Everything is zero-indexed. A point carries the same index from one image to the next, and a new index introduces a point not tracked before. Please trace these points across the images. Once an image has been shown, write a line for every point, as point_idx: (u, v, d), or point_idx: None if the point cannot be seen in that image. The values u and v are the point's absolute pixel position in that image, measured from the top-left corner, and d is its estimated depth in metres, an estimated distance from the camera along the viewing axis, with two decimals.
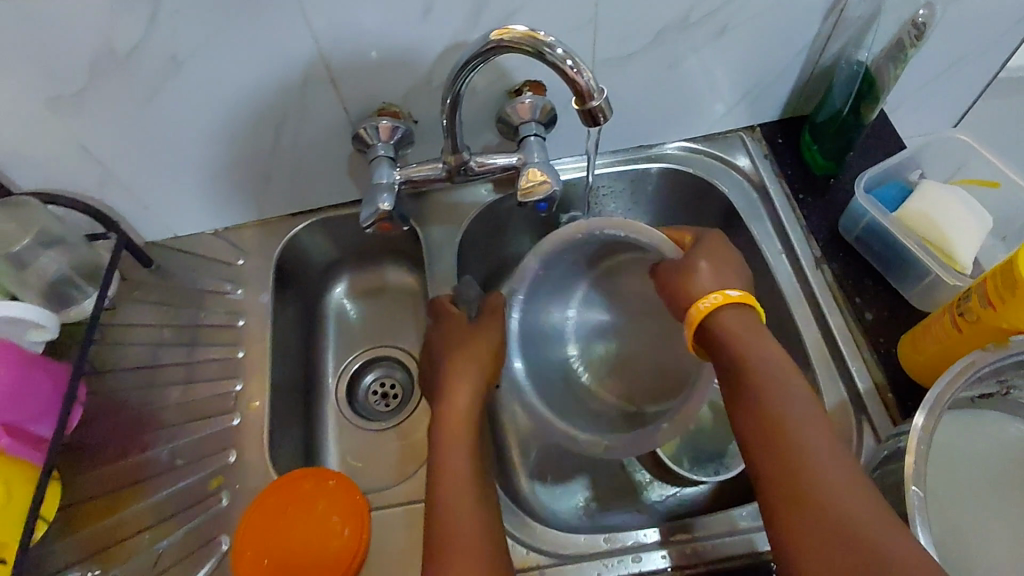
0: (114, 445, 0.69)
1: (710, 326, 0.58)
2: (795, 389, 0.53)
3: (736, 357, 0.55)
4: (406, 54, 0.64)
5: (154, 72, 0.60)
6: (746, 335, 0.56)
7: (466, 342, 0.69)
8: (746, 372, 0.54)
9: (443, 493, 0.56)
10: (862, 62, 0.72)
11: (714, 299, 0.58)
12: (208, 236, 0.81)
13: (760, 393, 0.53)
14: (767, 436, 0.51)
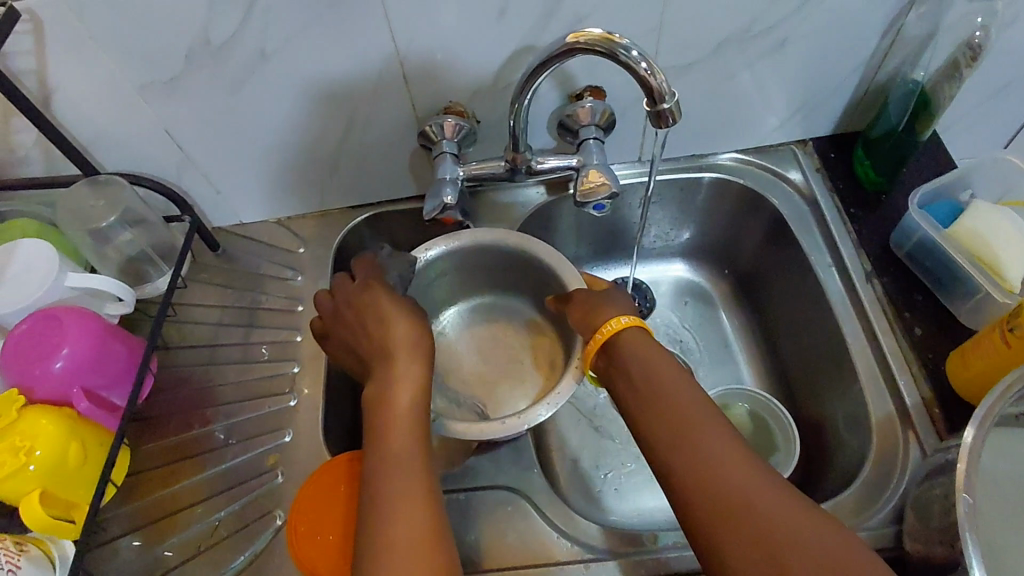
0: (177, 418, 0.72)
1: (620, 340, 0.59)
2: (690, 392, 0.54)
3: (639, 366, 0.57)
4: (475, 56, 0.67)
5: (242, 62, 0.63)
6: (647, 349, 0.58)
7: (401, 323, 0.59)
8: (652, 379, 0.55)
9: (382, 465, 0.52)
10: (918, 81, 0.72)
11: (629, 319, 0.61)
12: (271, 224, 0.84)
13: (666, 397, 0.54)
14: (675, 439, 0.52)
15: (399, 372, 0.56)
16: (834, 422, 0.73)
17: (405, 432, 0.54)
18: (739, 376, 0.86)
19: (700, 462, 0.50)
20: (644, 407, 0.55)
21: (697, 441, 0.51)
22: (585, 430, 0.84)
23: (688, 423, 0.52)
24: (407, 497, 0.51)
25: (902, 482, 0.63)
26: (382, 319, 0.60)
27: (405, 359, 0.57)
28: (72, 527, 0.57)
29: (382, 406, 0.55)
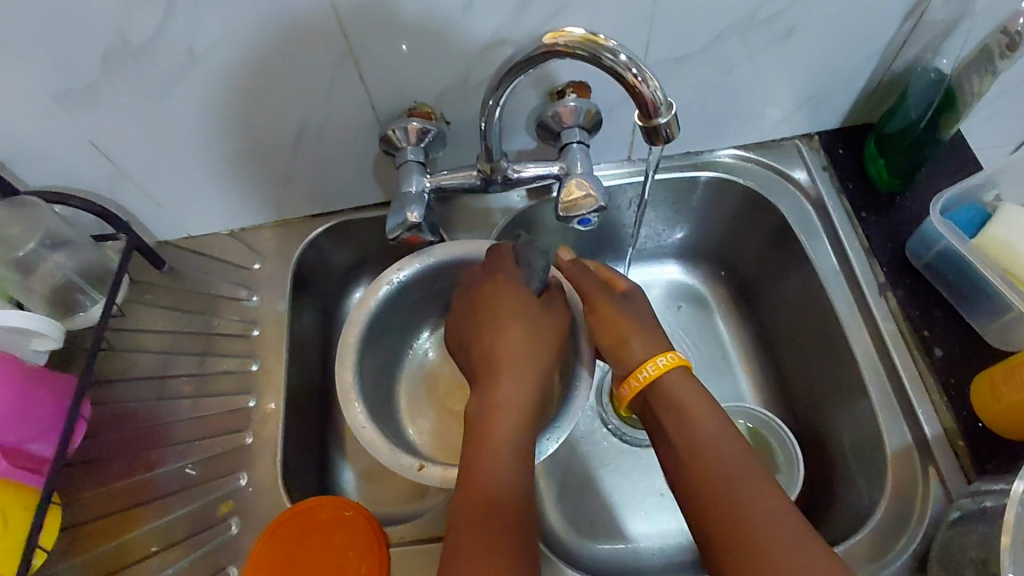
0: (119, 461, 0.65)
1: (657, 384, 0.53)
2: (723, 444, 0.50)
3: (672, 415, 0.52)
4: (443, 50, 0.58)
5: (172, 65, 0.55)
6: (678, 388, 0.53)
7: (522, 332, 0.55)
8: (685, 428, 0.51)
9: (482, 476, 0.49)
10: (943, 71, 0.65)
11: (669, 359, 0.54)
12: (223, 237, 0.76)
13: (696, 450, 0.50)
14: (706, 499, 0.49)
15: (512, 368, 0.53)
16: (843, 449, 0.67)
17: (516, 422, 0.51)
18: (738, 392, 0.78)
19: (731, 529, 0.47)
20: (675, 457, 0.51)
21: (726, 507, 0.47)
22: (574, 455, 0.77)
23: (717, 483, 0.49)
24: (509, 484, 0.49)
25: (922, 524, 0.57)
26: (503, 307, 0.56)
27: (525, 352, 0.54)
28: None
29: (487, 403, 0.52)
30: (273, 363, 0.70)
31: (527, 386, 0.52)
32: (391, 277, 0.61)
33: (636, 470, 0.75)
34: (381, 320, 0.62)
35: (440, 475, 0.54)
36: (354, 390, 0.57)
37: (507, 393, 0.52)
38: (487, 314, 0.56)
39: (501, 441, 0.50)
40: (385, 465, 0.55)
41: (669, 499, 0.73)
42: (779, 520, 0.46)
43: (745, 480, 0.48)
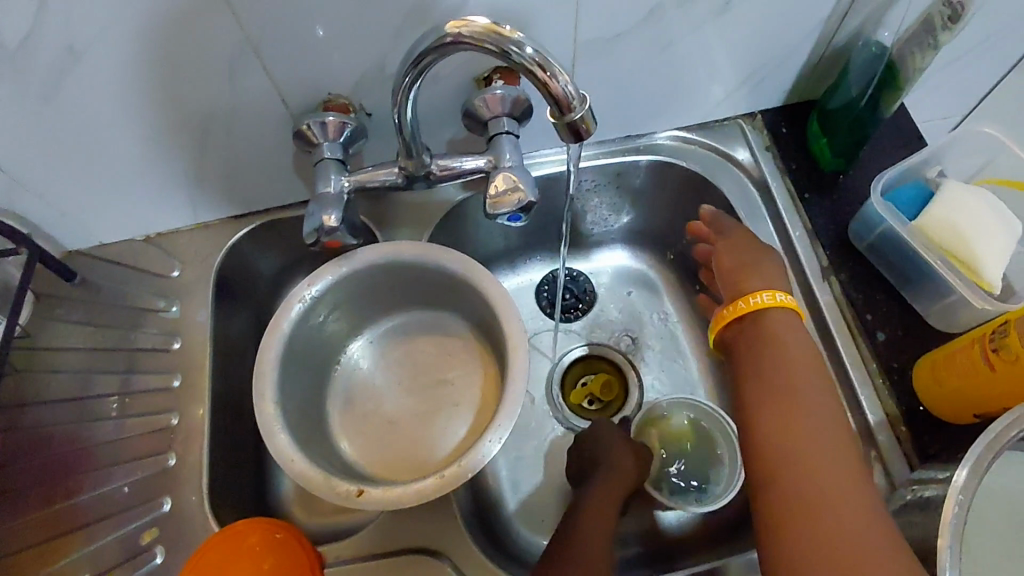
0: (37, 490, 0.61)
1: (765, 320, 0.56)
2: (829, 426, 0.50)
3: (777, 354, 0.54)
4: (356, 38, 0.54)
5: (54, 63, 0.49)
6: (796, 343, 0.55)
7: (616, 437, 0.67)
8: (784, 373, 0.53)
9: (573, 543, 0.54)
10: (884, 44, 0.63)
11: (785, 297, 0.57)
12: (138, 243, 0.71)
13: (795, 409, 0.51)
14: (787, 458, 0.49)
15: (600, 479, 0.61)
16: None
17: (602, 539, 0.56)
18: (688, 379, 0.77)
19: (797, 481, 0.47)
20: (763, 399, 0.53)
21: (810, 480, 0.47)
22: (520, 456, 0.73)
23: (819, 455, 0.48)
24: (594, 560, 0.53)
25: None
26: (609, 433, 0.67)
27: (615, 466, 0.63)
28: None
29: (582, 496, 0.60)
30: (198, 375, 0.66)
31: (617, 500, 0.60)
32: (301, 296, 0.56)
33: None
34: (302, 337, 0.58)
35: (381, 495, 0.50)
36: (276, 423, 0.52)
37: (592, 501, 0.59)
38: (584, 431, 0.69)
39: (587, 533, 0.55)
40: (319, 495, 0.50)
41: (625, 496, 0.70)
42: (859, 479, 0.47)
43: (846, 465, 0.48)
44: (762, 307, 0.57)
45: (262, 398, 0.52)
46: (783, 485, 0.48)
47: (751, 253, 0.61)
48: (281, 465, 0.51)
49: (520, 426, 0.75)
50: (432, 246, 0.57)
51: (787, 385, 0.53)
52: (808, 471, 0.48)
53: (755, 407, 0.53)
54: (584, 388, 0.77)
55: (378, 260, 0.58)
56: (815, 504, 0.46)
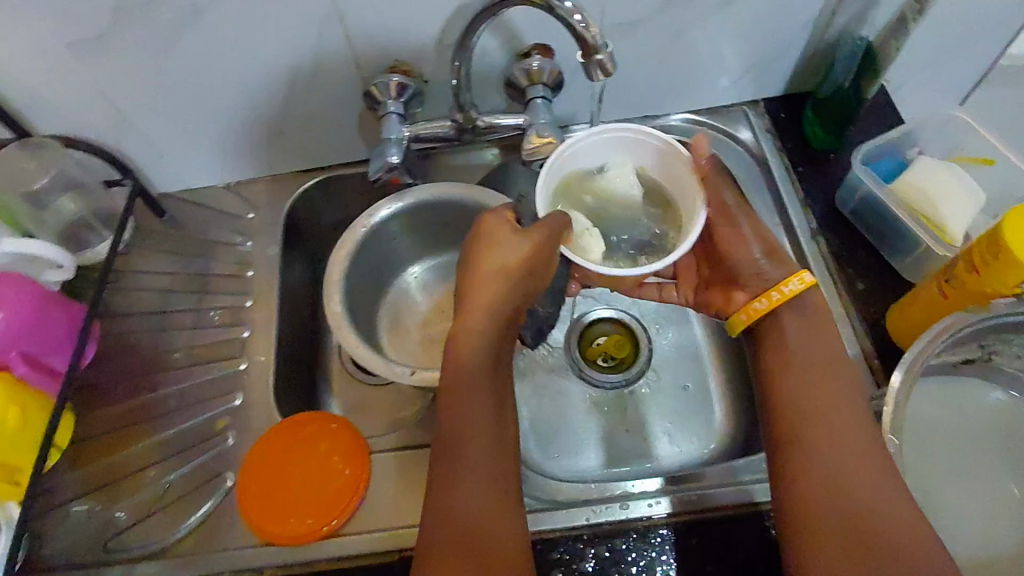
0: (124, 384, 0.72)
1: (789, 304, 0.59)
2: (853, 403, 0.55)
3: (805, 339, 0.58)
4: (420, 12, 0.65)
5: (178, 18, 0.61)
6: (826, 328, 0.59)
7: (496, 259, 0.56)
8: (813, 355, 0.57)
9: (442, 470, 0.52)
10: (865, 38, 0.74)
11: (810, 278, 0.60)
12: (219, 188, 0.83)
13: (821, 383, 0.56)
14: (815, 433, 0.54)
15: (465, 356, 0.55)
16: None
17: (490, 382, 0.55)
18: (693, 338, 0.85)
19: (820, 461, 0.52)
20: (784, 377, 0.57)
21: (834, 456, 0.52)
22: (538, 392, 0.83)
23: (843, 432, 0.53)
24: (494, 517, 0.51)
25: None
26: (489, 263, 0.56)
27: (507, 287, 0.56)
28: (14, 490, 0.57)
29: (446, 396, 0.54)
30: (265, 299, 0.77)
31: (499, 321, 0.56)
32: (363, 223, 0.68)
33: (586, 415, 0.81)
34: (364, 256, 0.70)
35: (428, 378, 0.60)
36: (342, 316, 0.63)
37: (465, 358, 0.54)
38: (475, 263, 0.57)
39: (474, 422, 0.53)
40: (378, 373, 0.61)
41: (632, 436, 0.80)
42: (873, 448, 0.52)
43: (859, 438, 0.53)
44: (794, 295, 0.59)
45: (331, 300, 0.63)
46: (805, 453, 0.53)
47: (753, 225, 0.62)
48: (345, 351, 0.62)
49: (539, 367, 0.84)
50: (479, 187, 0.68)
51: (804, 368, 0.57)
52: (826, 440, 0.53)
53: (781, 378, 0.57)
54: (598, 346, 0.86)
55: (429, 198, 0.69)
56: (831, 475, 0.52)
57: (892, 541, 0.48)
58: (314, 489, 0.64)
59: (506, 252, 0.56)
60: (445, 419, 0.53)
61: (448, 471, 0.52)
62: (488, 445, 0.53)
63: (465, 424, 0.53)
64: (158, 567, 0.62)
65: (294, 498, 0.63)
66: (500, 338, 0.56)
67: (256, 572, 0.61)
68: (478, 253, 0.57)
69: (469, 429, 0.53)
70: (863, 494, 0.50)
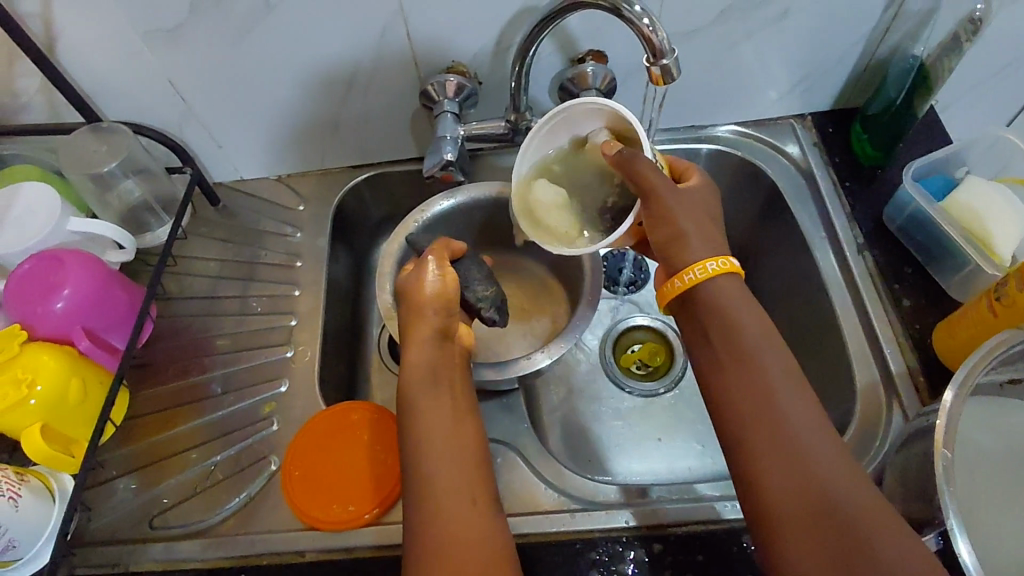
0: (174, 365, 0.74)
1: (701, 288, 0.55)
2: (791, 387, 0.51)
3: (727, 325, 0.53)
4: (480, 15, 0.66)
5: (248, 13, 0.63)
6: (742, 308, 0.54)
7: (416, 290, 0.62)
8: (739, 344, 0.53)
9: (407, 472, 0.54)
10: (916, 56, 0.73)
11: (720, 265, 0.55)
12: (271, 180, 0.85)
13: (749, 374, 0.52)
14: (761, 431, 0.50)
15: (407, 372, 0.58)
16: (820, 390, 0.74)
17: (437, 394, 0.57)
18: None
19: (777, 458, 0.49)
20: (722, 366, 0.53)
21: (788, 449, 0.49)
22: (574, 395, 0.83)
23: (790, 421, 0.50)
24: (443, 512, 0.50)
25: (883, 447, 0.64)
26: (417, 299, 0.61)
27: (433, 315, 0.61)
28: (71, 461, 0.58)
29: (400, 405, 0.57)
30: (312, 290, 0.79)
31: (434, 340, 0.60)
32: (415, 219, 0.72)
33: (621, 421, 0.81)
34: None
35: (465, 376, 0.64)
36: (394, 311, 0.66)
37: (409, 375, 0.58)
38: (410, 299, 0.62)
39: (435, 431, 0.55)
40: None
41: (665, 443, 0.79)
42: (822, 435, 0.49)
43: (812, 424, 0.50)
44: (697, 283, 0.55)
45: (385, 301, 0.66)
46: (757, 454, 0.49)
47: (677, 206, 0.56)
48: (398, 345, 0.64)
49: (576, 369, 0.85)
50: None
51: (745, 352, 0.53)
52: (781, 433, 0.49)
53: (715, 368, 0.54)
54: (633, 353, 0.86)
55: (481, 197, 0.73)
56: (790, 472, 0.48)
57: (864, 526, 0.45)
58: (357, 477, 0.65)
59: (418, 286, 0.62)
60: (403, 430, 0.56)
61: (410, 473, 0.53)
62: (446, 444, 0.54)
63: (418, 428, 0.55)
64: (199, 546, 0.62)
65: (337, 484, 0.64)
66: (442, 357, 0.60)
67: (295, 556, 0.61)
68: (409, 291, 0.62)
69: (420, 431, 0.55)
70: (823, 481, 0.47)
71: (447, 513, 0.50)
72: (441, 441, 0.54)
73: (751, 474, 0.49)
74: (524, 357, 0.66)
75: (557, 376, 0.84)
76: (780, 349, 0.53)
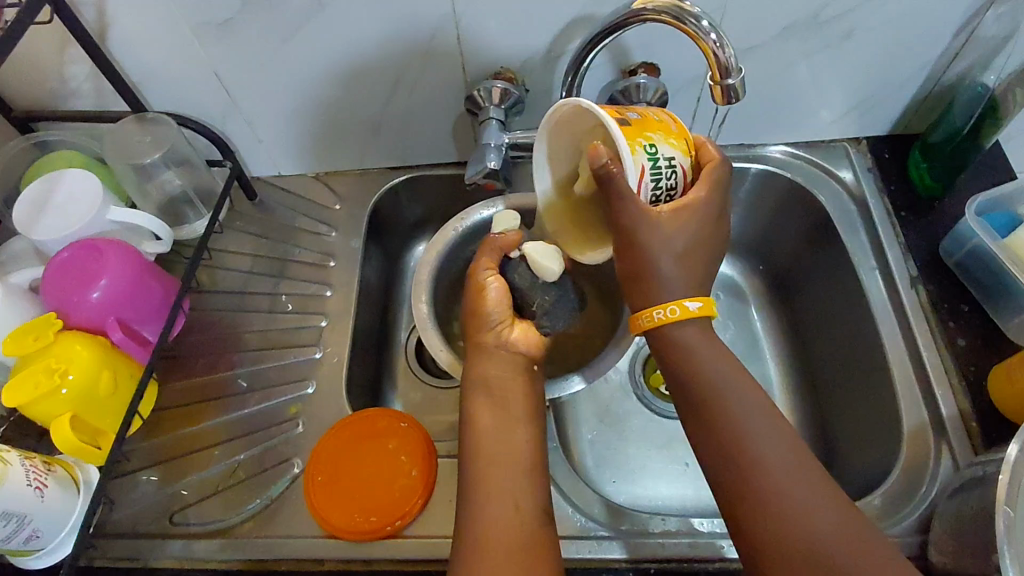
0: (203, 359, 0.73)
1: (655, 333, 0.53)
2: (766, 428, 0.50)
3: (690, 367, 0.51)
4: (534, 22, 0.65)
5: (299, 10, 0.62)
6: (707, 349, 0.51)
7: (484, 302, 0.61)
8: (701, 387, 0.51)
9: (481, 481, 0.52)
10: (988, 85, 0.70)
11: (667, 314, 0.51)
12: (309, 178, 0.84)
13: (716, 416, 0.50)
14: (727, 467, 0.49)
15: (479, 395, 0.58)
16: (861, 428, 0.71)
17: (494, 395, 0.58)
18: (767, 377, 0.82)
19: (753, 504, 0.47)
20: (691, 410, 0.52)
21: (760, 487, 0.47)
22: (602, 413, 0.81)
23: (763, 458, 0.48)
24: (511, 532, 0.49)
25: (929, 494, 0.60)
26: (483, 305, 0.61)
27: (493, 324, 0.61)
28: (98, 454, 0.58)
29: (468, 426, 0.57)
30: (344, 291, 0.78)
31: (497, 350, 0.60)
32: (454, 227, 0.70)
33: (649, 444, 0.79)
34: (453, 257, 0.72)
35: None
36: (428, 318, 0.65)
37: (480, 399, 0.58)
38: (470, 310, 0.62)
39: (490, 441, 0.55)
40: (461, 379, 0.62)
41: (694, 469, 0.77)
42: (803, 478, 0.47)
43: (791, 468, 0.48)
44: (650, 329, 0.52)
45: (421, 309, 0.65)
46: (733, 496, 0.48)
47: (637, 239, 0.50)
48: (432, 355, 0.64)
49: (605, 387, 0.82)
50: None
51: (710, 394, 0.51)
52: (753, 477, 0.48)
53: (684, 414, 0.52)
54: None
55: (521, 207, 0.72)
56: (773, 517, 0.46)
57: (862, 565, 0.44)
58: (379, 488, 0.63)
59: (485, 300, 0.61)
60: (469, 441, 0.55)
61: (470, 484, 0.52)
62: (492, 441, 0.55)
63: (498, 444, 0.55)
64: (217, 546, 0.61)
65: (358, 493, 0.63)
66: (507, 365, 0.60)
67: (316, 564, 0.60)
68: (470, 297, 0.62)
69: (494, 447, 0.55)
70: (808, 516, 0.46)
71: (526, 531, 0.49)
72: (517, 464, 0.54)
73: (728, 513, 0.49)
74: (559, 378, 0.64)
75: (586, 394, 0.82)
76: (754, 387, 0.52)
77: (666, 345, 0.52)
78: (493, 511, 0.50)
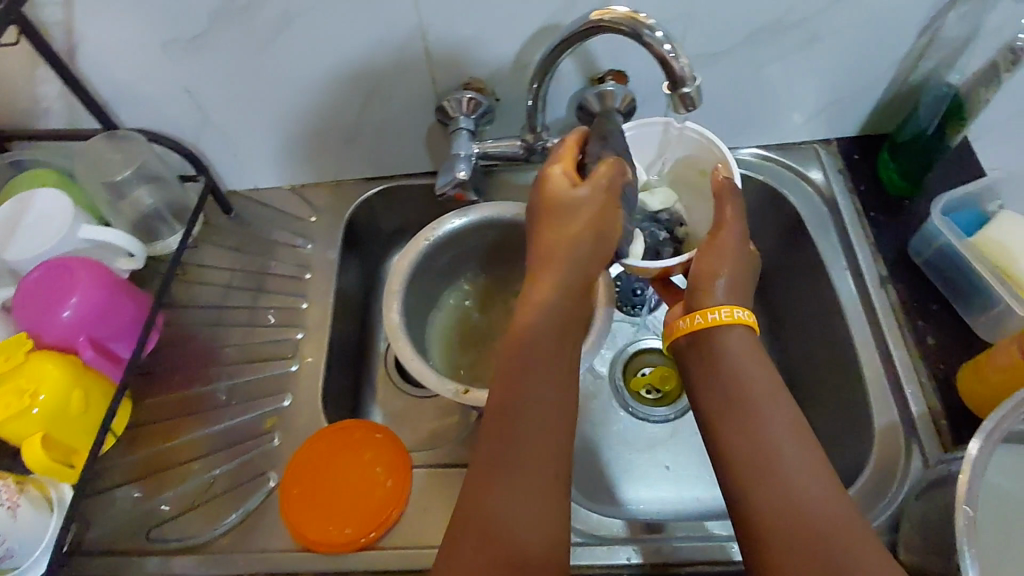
0: (180, 374, 0.73)
1: (705, 334, 0.53)
2: (797, 444, 0.48)
3: (725, 367, 0.52)
4: (501, 33, 0.65)
5: (267, 26, 0.63)
6: (749, 361, 0.51)
7: (569, 226, 0.52)
8: (736, 388, 0.51)
9: (499, 472, 0.46)
10: (953, 85, 0.71)
11: (744, 315, 0.54)
12: (285, 190, 0.85)
13: (750, 427, 0.49)
14: (756, 476, 0.47)
15: (535, 359, 0.49)
16: (835, 427, 0.71)
17: (549, 361, 0.50)
18: None
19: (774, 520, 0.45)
20: (725, 418, 0.51)
21: (786, 503, 0.46)
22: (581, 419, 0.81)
23: (791, 476, 0.47)
24: (522, 535, 0.45)
25: (899, 493, 0.61)
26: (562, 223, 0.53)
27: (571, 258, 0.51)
28: (71, 472, 0.58)
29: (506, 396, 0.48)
30: (321, 302, 0.78)
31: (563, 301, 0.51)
32: (425, 237, 0.71)
33: (629, 448, 0.79)
34: (424, 265, 0.72)
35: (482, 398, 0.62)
36: (399, 328, 0.65)
37: (535, 363, 0.49)
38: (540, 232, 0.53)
39: (531, 425, 0.47)
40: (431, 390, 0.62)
41: (674, 473, 0.77)
42: (829, 497, 0.46)
43: (818, 484, 0.46)
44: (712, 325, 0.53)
45: (392, 320, 0.66)
46: (754, 510, 0.46)
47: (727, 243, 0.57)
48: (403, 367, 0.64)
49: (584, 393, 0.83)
50: None
51: (746, 405, 0.50)
52: (779, 492, 0.46)
53: (717, 420, 0.51)
54: (643, 377, 0.83)
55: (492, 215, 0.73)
56: (789, 523, 0.45)
57: None
58: (355, 499, 0.64)
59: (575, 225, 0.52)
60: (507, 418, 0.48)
61: (486, 473, 0.46)
62: (525, 420, 0.47)
63: (536, 430, 0.47)
64: (195, 562, 0.61)
65: (334, 504, 0.63)
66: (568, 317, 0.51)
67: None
68: (546, 210, 0.53)
69: (535, 433, 0.47)
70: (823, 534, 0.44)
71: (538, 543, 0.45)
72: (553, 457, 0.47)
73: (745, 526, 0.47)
74: None
75: None
76: (790, 406, 0.50)
77: (711, 349, 0.53)
78: (514, 508, 0.45)
